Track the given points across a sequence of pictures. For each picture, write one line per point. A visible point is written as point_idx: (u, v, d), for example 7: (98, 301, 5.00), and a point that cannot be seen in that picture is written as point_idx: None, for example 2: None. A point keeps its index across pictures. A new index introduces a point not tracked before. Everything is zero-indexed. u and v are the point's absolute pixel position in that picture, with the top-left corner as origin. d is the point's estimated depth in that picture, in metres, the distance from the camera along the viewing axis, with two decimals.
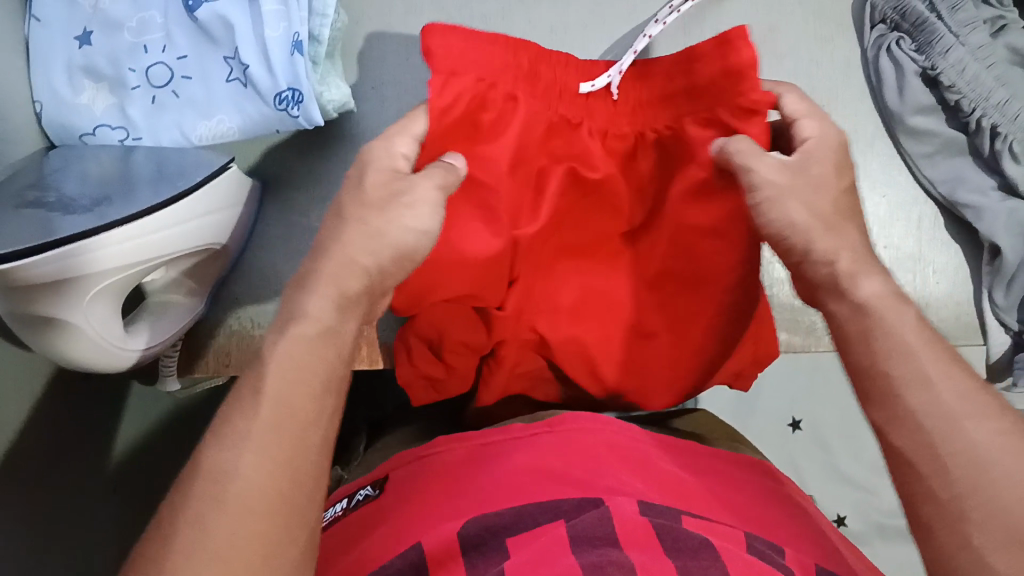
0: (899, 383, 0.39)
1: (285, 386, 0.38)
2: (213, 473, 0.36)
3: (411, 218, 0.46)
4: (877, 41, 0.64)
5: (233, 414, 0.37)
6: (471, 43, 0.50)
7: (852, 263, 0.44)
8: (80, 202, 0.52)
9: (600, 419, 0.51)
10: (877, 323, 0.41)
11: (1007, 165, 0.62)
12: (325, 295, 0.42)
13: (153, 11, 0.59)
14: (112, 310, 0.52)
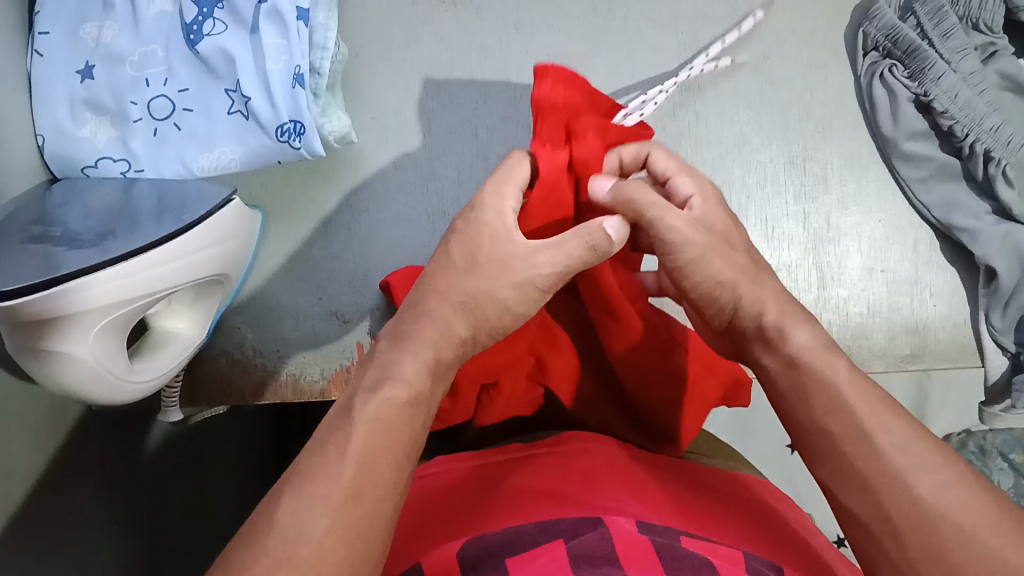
0: (841, 441, 0.38)
1: (371, 452, 0.36)
2: (286, 532, 0.33)
3: (514, 299, 0.44)
4: (870, 68, 0.65)
5: (314, 471, 0.35)
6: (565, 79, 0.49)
7: (778, 314, 0.43)
8: (86, 236, 0.52)
9: (598, 439, 0.52)
10: (809, 376, 0.40)
11: (1002, 190, 0.63)
12: (422, 359, 0.41)
13: (154, 45, 0.59)
14: (118, 344, 0.52)
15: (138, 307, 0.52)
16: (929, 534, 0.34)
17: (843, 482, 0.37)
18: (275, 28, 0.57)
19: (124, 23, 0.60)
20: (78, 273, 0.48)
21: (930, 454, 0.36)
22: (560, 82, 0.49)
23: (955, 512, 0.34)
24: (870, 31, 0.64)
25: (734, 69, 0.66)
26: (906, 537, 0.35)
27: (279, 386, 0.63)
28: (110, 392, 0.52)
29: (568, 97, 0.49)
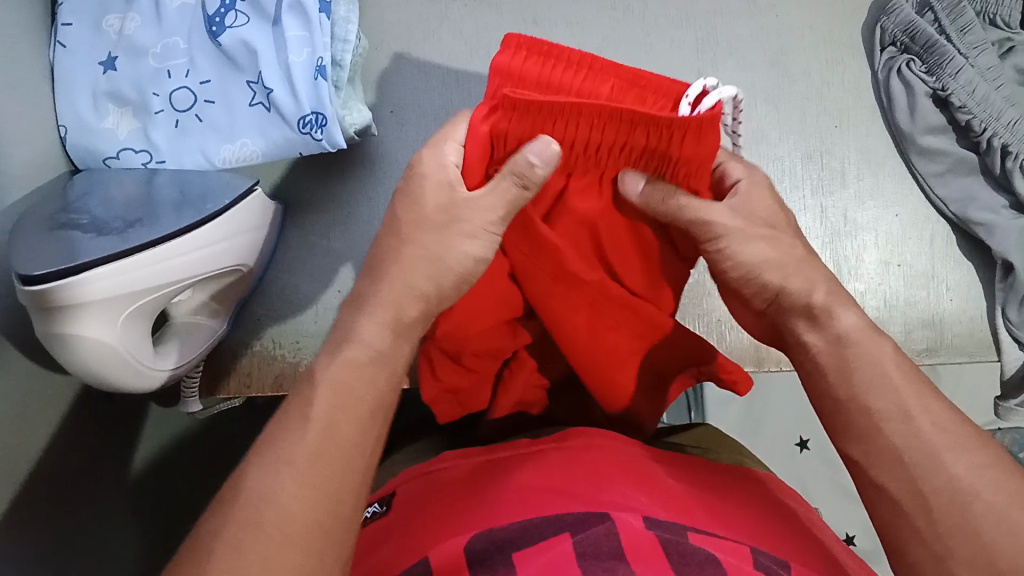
0: (880, 417, 0.39)
1: (335, 416, 0.37)
2: (252, 497, 0.34)
3: (475, 245, 0.42)
4: (887, 63, 0.65)
5: (281, 439, 0.36)
6: (541, 49, 0.41)
7: (828, 295, 0.43)
8: (113, 224, 0.53)
9: (606, 434, 0.51)
10: (855, 354, 0.40)
11: (1018, 184, 0.62)
12: (381, 320, 0.41)
13: (177, 37, 0.60)
14: (139, 334, 0.52)
15: (163, 296, 0.53)
16: (957, 514, 0.35)
17: (875, 461, 0.38)
18: (298, 22, 0.58)
19: (146, 16, 0.60)
20: (104, 261, 0.48)
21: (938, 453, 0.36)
22: (525, 51, 0.41)
23: (987, 491, 0.35)
24: (887, 25, 0.65)
25: (752, 65, 0.66)
26: (937, 518, 0.36)
27: (297, 376, 0.63)
28: (137, 381, 0.53)
29: (529, 70, 0.41)
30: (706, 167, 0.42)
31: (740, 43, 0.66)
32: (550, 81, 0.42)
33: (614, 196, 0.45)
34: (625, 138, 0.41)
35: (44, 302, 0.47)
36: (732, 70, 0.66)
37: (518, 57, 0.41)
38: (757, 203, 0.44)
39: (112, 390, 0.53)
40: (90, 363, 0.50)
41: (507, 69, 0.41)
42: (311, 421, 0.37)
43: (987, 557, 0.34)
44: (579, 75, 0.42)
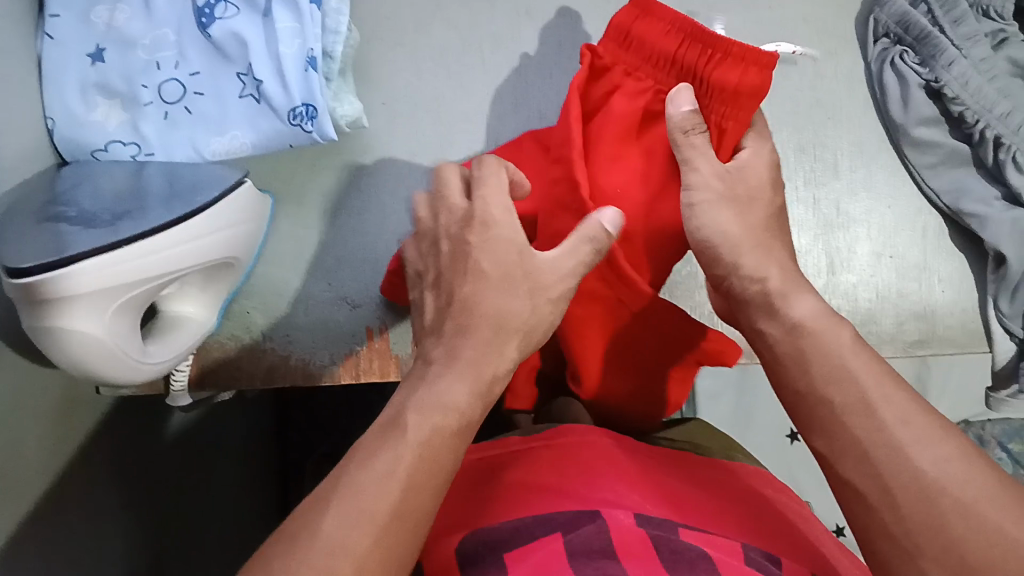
0: (841, 408, 0.39)
1: (418, 478, 0.36)
2: (335, 543, 0.33)
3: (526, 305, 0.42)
4: (880, 55, 0.65)
5: (361, 484, 0.35)
6: (668, 17, 0.50)
7: (781, 282, 0.45)
8: (101, 216, 0.52)
9: (597, 431, 0.51)
10: (809, 342, 0.42)
11: (1010, 175, 0.62)
12: (468, 381, 0.40)
13: (165, 29, 0.59)
14: (129, 326, 0.52)
15: (150, 288, 0.52)
16: (927, 512, 0.36)
17: (840, 455, 0.39)
18: (290, 14, 0.57)
19: (136, 7, 0.59)
20: (89, 254, 0.48)
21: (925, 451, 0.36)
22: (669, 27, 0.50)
23: (952, 484, 0.36)
24: (880, 17, 0.65)
25: None
26: (903, 511, 0.36)
27: (289, 369, 0.63)
28: (125, 375, 0.52)
29: (656, 35, 0.50)
30: (742, 113, 0.49)
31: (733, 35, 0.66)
32: (639, 32, 0.51)
33: (647, 110, 0.52)
34: (680, 58, 0.49)
35: (29, 293, 0.47)
36: None
37: (631, 14, 0.51)
38: (751, 174, 0.51)
39: (100, 384, 0.52)
40: (77, 356, 0.49)
41: (617, 25, 0.52)
42: (400, 475, 0.36)
43: (957, 554, 0.35)
44: (662, 34, 0.50)
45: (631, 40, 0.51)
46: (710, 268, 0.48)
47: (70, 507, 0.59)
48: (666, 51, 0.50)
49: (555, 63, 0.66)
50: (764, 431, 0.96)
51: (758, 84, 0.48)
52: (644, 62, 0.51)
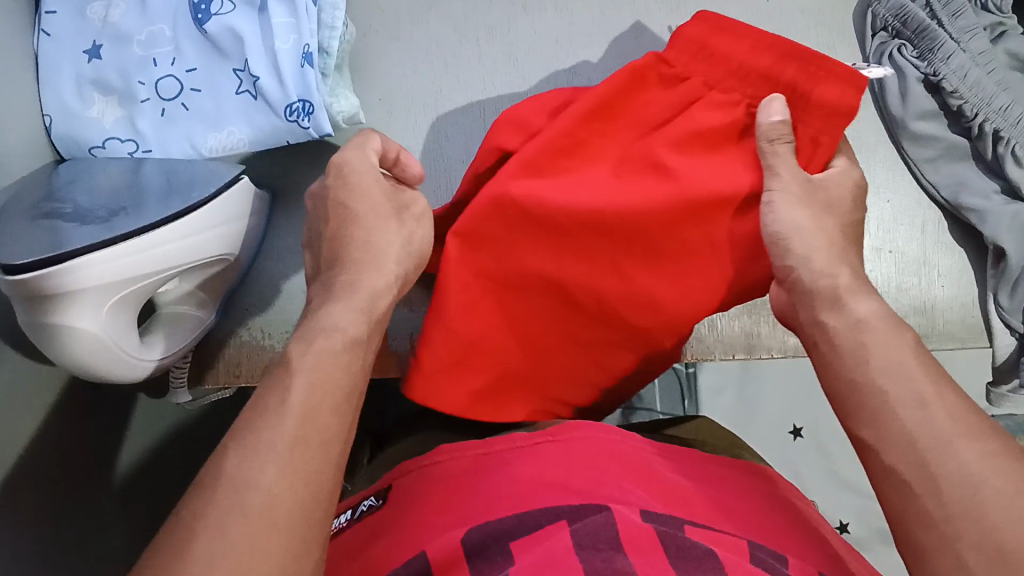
0: (895, 402, 0.40)
1: (313, 402, 0.39)
2: (237, 485, 0.35)
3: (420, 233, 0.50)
4: (879, 49, 0.64)
5: (258, 424, 0.37)
6: (751, 32, 0.50)
7: (850, 282, 0.46)
8: (96, 213, 0.52)
9: (606, 428, 0.51)
10: (870, 339, 0.43)
11: (1010, 169, 0.62)
12: (354, 307, 0.44)
13: (162, 24, 0.59)
14: (126, 323, 0.52)
15: (147, 285, 0.52)
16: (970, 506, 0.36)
17: (889, 444, 0.40)
18: (284, 8, 0.57)
19: (131, 3, 0.59)
20: (90, 249, 0.48)
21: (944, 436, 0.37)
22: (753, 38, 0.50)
23: (994, 477, 0.36)
24: (878, 10, 0.65)
25: None
26: (947, 501, 0.37)
27: None
28: (122, 371, 0.52)
29: (742, 45, 0.51)
30: (828, 135, 0.50)
31: None
32: (716, 45, 0.51)
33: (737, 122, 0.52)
34: (776, 72, 0.50)
35: (28, 289, 0.47)
36: None
37: (700, 26, 0.52)
38: (839, 184, 0.50)
39: (96, 380, 0.52)
40: (73, 351, 0.49)
41: (686, 36, 0.53)
42: (290, 405, 0.38)
43: (995, 542, 0.35)
44: (744, 48, 0.51)
45: (708, 54, 0.52)
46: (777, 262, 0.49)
47: None
48: (751, 63, 0.51)
49: (553, 55, 0.66)
50: (768, 425, 1.01)
51: (847, 102, 0.48)
52: (725, 74, 0.52)
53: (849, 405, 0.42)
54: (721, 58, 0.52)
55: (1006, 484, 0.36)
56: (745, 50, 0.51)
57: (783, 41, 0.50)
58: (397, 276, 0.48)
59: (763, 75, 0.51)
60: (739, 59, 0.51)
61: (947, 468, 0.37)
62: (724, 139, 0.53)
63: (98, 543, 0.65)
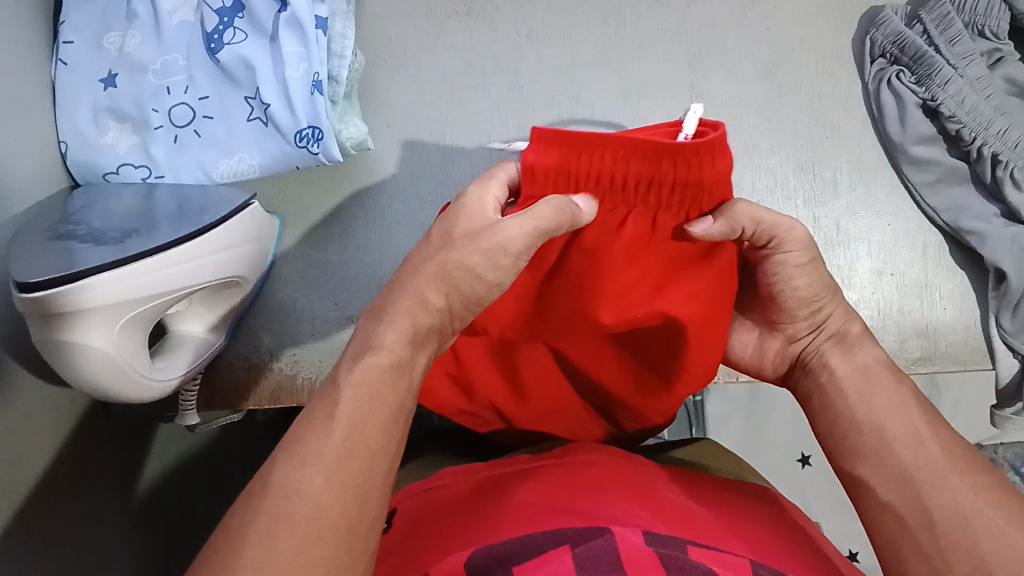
0: (892, 438, 0.42)
1: (360, 416, 0.38)
2: (285, 493, 0.35)
3: (487, 269, 0.44)
4: (877, 75, 0.66)
5: (307, 433, 0.37)
6: (595, 140, 0.44)
7: (859, 332, 0.48)
8: (110, 234, 0.53)
9: (605, 449, 0.52)
10: (874, 381, 0.45)
11: (1008, 192, 0.63)
12: (401, 329, 0.42)
13: (176, 53, 0.60)
14: (136, 343, 0.53)
15: (159, 305, 0.53)
16: (959, 526, 0.38)
17: (885, 481, 0.41)
18: (295, 38, 0.58)
19: (146, 33, 0.61)
20: (107, 267, 0.49)
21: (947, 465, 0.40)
22: (603, 144, 0.44)
23: (988, 510, 0.38)
24: (877, 37, 0.66)
25: (743, 77, 0.67)
26: (939, 532, 0.38)
27: (295, 389, 0.63)
28: (134, 390, 0.53)
29: (593, 159, 0.45)
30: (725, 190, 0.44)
31: (731, 56, 0.68)
32: (578, 169, 0.45)
33: (638, 230, 0.46)
34: (654, 175, 0.44)
35: (44, 308, 0.47)
36: (727, 83, 0.67)
37: (546, 154, 0.45)
38: None
39: (106, 399, 0.53)
40: (84, 368, 0.50)
41: (534, 166, 0.45)
42: (338, 420, 0.37)
43: (983, 566, 0.36)
44: (608, 160, 0.44)
45: (575, 179, 0.45)
46: (787, 320, 0.48)
47: (64, 525, 0.60)
48: (612, 172, 0.45)
49: (557, 84, 0.67)
50: (776, 452, 1.00)
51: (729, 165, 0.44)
52: (602, 187, 0.46)
53: (843, 443, 0.44)
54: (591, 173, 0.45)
55: (997, 513, 0.37)
56: (601, 157, 0.44)
57: (631, 139, 0.43)
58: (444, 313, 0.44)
59: (644, 175, 0.44)
60: (606, 165, 0.44)
61: (940, 501, 0.39)
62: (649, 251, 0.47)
63: (105, 561, 0.65)
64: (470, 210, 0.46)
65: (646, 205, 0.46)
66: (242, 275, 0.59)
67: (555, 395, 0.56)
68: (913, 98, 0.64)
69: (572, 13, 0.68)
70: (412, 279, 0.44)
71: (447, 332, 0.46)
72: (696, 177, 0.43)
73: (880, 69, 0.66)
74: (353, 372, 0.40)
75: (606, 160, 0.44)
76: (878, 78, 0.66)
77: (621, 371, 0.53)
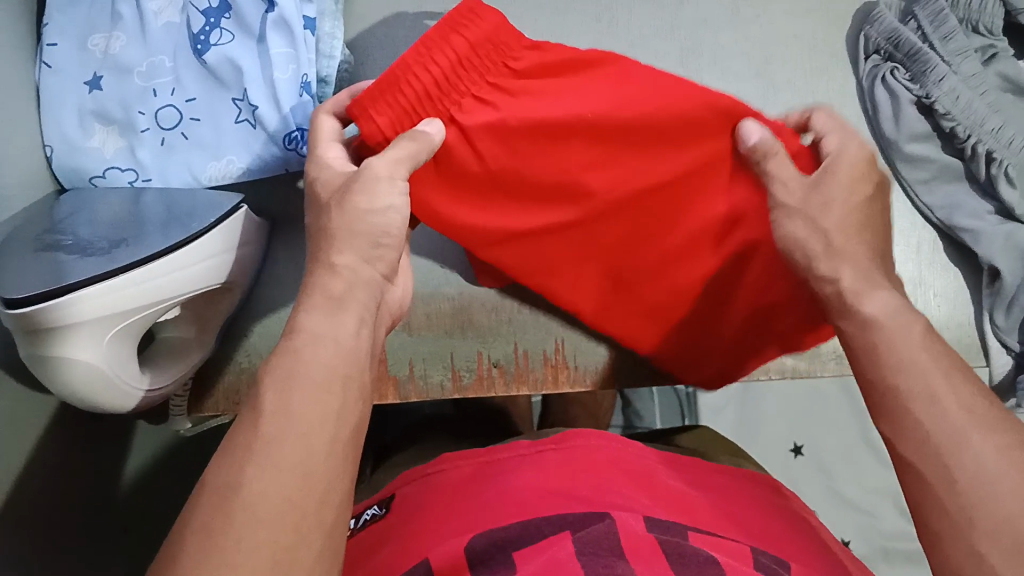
0: (908, 395, 0.40)
1: (287, 397, 0.37)
2: (222, 487, 0.35)
3: (366, 198, 0.46)
4: (872, 71, 0.66)
5: (240, 425, 0.37)
6: (382, 84, 0.48)
7: (853, 279, 0.46)
8: (98, 245, 0.52)
9: (604, 436, 0.52)
10: (881, 335, 0.43)
11: (1003, 190, 0.62)
12: (320, 308, 0.42)
13: (162, 55, 0.60)
14: (126, 353, 0.52)
15: (149, 315, 0.53)
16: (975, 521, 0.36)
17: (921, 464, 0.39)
18: (282, 38, 0.58)
19: (131, 34, 0.60)
20: (96, 278, 0.48)
21: (990, 418, 0.39)
22: (398, 74, 0.48)
23: (1007, 495, 0.36)
24: (871, 34, 0.66)
25: (736, 75, 0.67)
26: None
27: None
28: (123, 399, 0.53)
29: (408, 92, 0.48)
30: (489, 29, 0.48)
31: (725, 54, 0.67)
32: (410, 100, 0.48)
33: (512, 85, 0.50)
34: (449, 49, 0.47)
35: (31, 322, 0.47)
36: (720, 80, 0.66)
37: (381, 113, 0.48)
38: (838, 164, 0.48)
39: (96, 409, 0.52)
40: (71, 381, 0.49)
41: (390, 126, 0.49)
42: (264, 411, 0.37)
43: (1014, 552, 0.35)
44: (420, 73, 0.48)
45: (423, 109, 0.49)
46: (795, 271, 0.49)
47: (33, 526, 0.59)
48: (432, 84, 0.48)
49: None
50: (768, 445, 1.00)
51: (491, 19, 0.48)
52: (447, 112, 0.50)
53: None
54: (425, 101, 0.49)
55: (1014, 475, 0.36)
56: (414, 86, 0.48)
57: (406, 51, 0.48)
58: (360, 265, 0.45)
59: (440, 57, 0.47)
60: (415, 81, 0.48)
61: (962, 462, 0.37)
62: (529, 95, 0.50)
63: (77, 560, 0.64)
64: (325, 177, 0.49)
65: (478, 79, 0.49)
66: (233, 280, 0.59)
67: (661, 277, 0.57)
68: (909, 94, 0.64)
69: (561, 11, 0.67)
70: (321, 249, 0.46)
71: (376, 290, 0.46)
72: (506, 49, 0.49)
73: (875, 63, 0.66)
74: (280, 358, 0.39)
75: (418, 81, 0.48)
76: (872, 73, 0.66)
77: (647, 211, 0.53)
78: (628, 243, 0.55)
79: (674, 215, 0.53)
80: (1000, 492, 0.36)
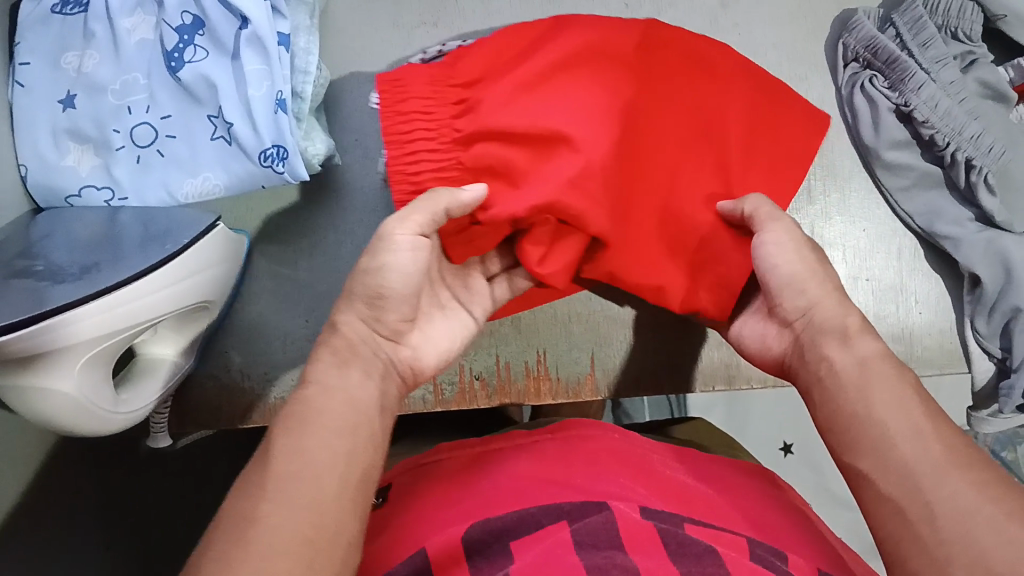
0: (893, 434, 0.41)
1: (302, 445, 0.40)
2: (241, 517, 0.37)
3: (371, 262, 0.48)
4: (851, 79, 0.66)
5: (253, 468, 0.39)
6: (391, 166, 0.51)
7: (858, 324, 0.47)
8: (68, 270, 0.52)
9: (605, 426, 0.52)
10: (871, 376, 0.43)
11: (982, 197, 0.61)
12: (323, 360, 0.46)
13: (136, 73, 0.59)
14: (99, 377, 0.51)
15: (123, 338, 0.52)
16: (957, 529, 0.36)
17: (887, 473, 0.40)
18: (256, 54, 0.57)
19: (105, 53, 0.59)
20: (71, 305, 0.48)
21: (969, 461, 0.39)
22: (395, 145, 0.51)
23: (986, 505, 0.37)
24: (849, 41, 0.65)
25: None
26: (940, 525, 0.37)
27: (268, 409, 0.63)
28: (95, 423, 0.52)
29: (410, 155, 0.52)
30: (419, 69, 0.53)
31: None
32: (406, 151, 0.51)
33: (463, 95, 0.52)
34: (407, 97, 0.51)
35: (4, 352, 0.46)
36: None
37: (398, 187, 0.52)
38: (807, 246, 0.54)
39: (66, 433, 0.52)
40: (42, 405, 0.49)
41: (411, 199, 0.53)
42: (274, 455, 0.40)
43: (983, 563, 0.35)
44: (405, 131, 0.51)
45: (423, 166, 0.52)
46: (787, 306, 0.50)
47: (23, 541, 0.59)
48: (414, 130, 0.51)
49: None
50: (758, 444, 1.01)
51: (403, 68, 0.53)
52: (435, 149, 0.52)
53: (844, 437, 0.43)
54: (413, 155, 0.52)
55: (996, 509, 0.36)
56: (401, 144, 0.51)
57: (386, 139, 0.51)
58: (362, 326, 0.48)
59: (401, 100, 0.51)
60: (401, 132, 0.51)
61: (940, 495, 0.38)
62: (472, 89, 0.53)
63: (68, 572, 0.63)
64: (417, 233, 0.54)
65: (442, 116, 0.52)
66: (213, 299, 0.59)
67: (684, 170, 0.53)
68: (891, 99, 0.64)
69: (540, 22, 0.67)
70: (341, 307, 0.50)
71: (383, 340, 0.49)
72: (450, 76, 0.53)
73: (855, 69, 0.66)
74: (301, 404, 0.43)
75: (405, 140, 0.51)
76: (851, 77, 0.66)
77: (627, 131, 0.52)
78: (643, 172, 0.53)
79: (660, 110, 0.53)
80: (960, 510, 0.37)
